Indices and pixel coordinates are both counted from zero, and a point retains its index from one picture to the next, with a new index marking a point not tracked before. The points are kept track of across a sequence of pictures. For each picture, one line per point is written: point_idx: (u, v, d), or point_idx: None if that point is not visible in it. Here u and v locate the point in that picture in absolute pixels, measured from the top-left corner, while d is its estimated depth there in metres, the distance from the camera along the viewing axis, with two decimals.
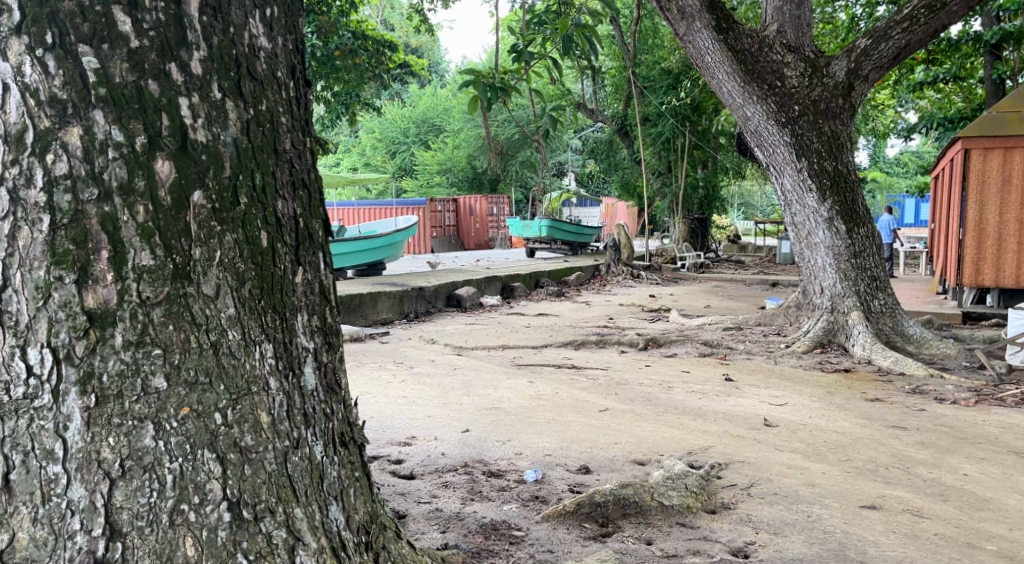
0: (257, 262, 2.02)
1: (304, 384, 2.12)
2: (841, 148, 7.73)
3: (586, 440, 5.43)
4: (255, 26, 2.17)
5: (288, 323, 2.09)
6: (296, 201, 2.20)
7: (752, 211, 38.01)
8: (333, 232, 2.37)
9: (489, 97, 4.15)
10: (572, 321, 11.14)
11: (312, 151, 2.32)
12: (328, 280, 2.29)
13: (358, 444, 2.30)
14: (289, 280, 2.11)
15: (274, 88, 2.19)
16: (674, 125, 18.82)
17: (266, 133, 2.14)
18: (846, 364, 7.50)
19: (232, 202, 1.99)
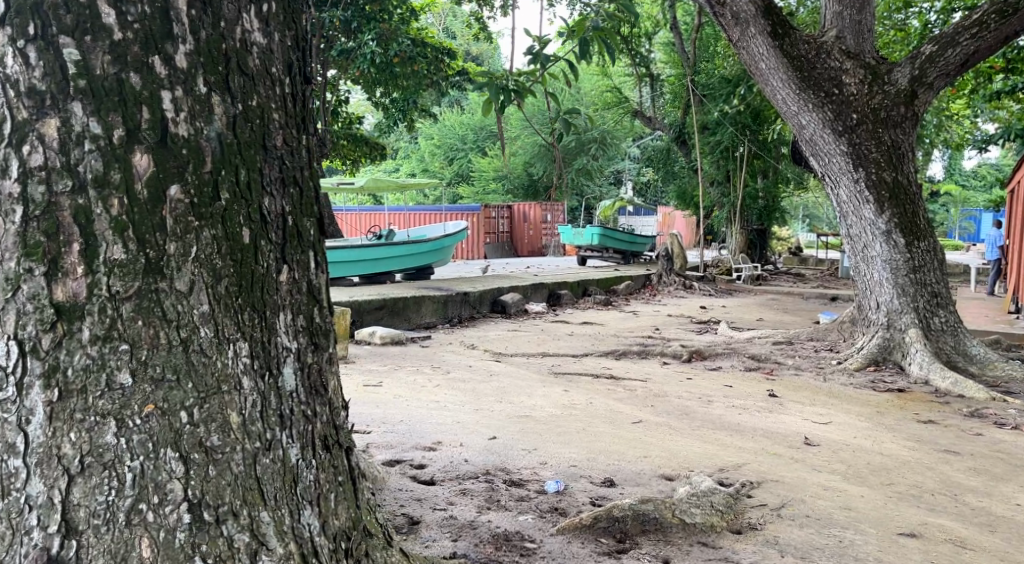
0: (236, 259, 2.05)
1: (283, 384, 2.15)
2: (901, 158, 7.52)
3: (615, 452, 5.34)
4: (249, 20, 2.14)
5: (268, 323, 2.11)
6: (286, 197, 2.17)
7: (818, 223, 37.33)
8: (329, 232, 2.34)
9: (504, 100, 4.03)
10: (617, 330, 11.03)
11: (308, 147, 2.29)
12: (320, 280, 2.27)
13: (344, 448, 2.31)
14: (272, 280, 2.12)
15: (267, 83, 2.16)
16: (734, 134, 18.48)
17: (258, 128, 2.12)
18: (901, 385, 7.27)
19: (211, 198, 2.02)
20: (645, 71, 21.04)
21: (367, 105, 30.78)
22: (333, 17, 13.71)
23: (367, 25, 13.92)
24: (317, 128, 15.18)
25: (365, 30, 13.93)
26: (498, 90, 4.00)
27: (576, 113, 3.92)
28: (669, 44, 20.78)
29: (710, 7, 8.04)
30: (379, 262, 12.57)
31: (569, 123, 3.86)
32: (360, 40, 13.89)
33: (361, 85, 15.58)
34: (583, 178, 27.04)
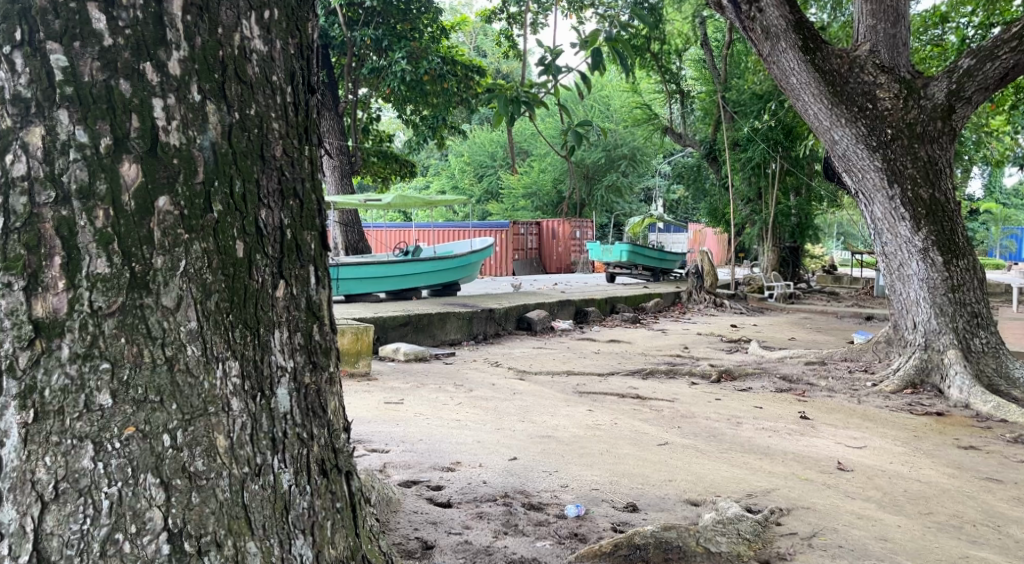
0: (228, 274, 2.07)
1: (276, 406, 2.17)
2: (939, 174, 7.31)
3: (640, 475, 5.20)
4: (248, 28, 2.14)
5: (261, 340, 2.13)
6: (285, 210, 2.17)
7: (853, 240, 36.97)
8: (330, 247, 2.34)
9: (515, 111, 4.14)
10: (645, 348, 10.86)
11: (311, 158, 2.28)
12: (322, 296, 2.29)
13: (342, 472, 2.34)
14: (266, 295, 2.14)
15: (267, 92, 2.16)
16: (765, 151, 18.11)
17: (257, 138, 2.13)
18: (940, 408, 7.07)
19: (203, 210, 2.04)
20: (675, 88, 20.95)
21: (397, 122, 30.91)
22: (364, 35, 13.84)
23: (398, 43, 14.01)
24: (347, 144, 15.19)
25: (395, 48, 13.99)
26: (508, 102, 4.09)
27: (587, 126, 3.89)
28: (699, 61, 20.69)
29: (739, 23, 8.01)
30: (404, 279, 12.50)
31: (580, 136, 3.89)
32: (390, 57, 13.95)
33: (392, 103, 15.62)
34: (612, 195, 26.91)
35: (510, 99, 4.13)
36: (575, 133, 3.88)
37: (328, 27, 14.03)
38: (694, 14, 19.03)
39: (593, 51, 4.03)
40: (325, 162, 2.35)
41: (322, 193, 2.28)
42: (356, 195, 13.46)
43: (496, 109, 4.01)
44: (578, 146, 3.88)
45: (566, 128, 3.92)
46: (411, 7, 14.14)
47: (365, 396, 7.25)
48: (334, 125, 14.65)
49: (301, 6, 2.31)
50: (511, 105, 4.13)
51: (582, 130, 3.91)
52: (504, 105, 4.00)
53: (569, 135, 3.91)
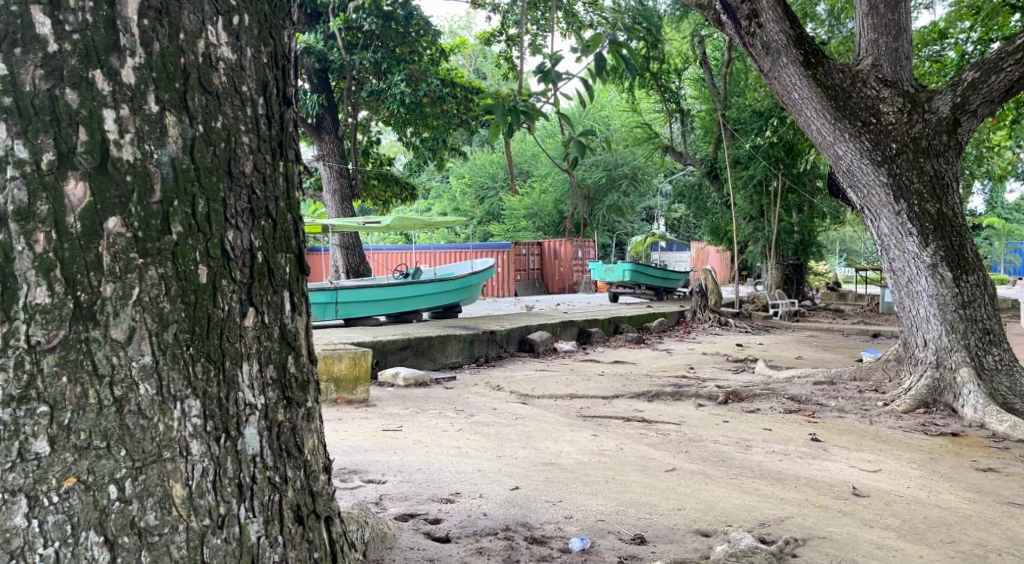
0: (189, 302, 2.12)
1: (243, 448, 2.22)
2: (945, 189, 7.16)
3: (647, 504, 4.99)
4: (213, 33, 2.18)
5: (227, 373, 2.19)
6: (255, 231, 2.22)
7: (856, 257, 36.81)
8: (308, 269, 2.39)
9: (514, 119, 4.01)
10: (649, 369, 10.65)
11: (287, 174, 2.32)
12: (297, 324, 2.35)
13: (317, 517, 2.40)
14: (233, 324, 2.19)
15: (235, 103, 2.21)
16: (767, 167, 18.11)
17: (223, 152, 2.18)
18: (954, 428, 6.86)
19: (160, 231, 2.08)
20: (674, 107, 20.87)
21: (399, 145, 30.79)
22: (362, 59, 13.71)
23: (397, 66, 13.90)
24: (346, 167, 15.01)
25: (394, 71, 13.88)
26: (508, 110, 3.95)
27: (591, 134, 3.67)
28: (699, 80, 20.61)
29: (739, 39, 7.79)
30: (406, 301, 12.31)
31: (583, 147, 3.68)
32: (389, 80, 13.83)
33: (392, 126, 15.45)
34: (613, 214, 26.76)
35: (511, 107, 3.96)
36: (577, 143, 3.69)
37: (327, 50, 13.85)
38: (693, 32, 18.98)
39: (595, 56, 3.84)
40: (301, 178, 2.38)
41: (297, 212, 2.33)
42: (356, 218, 13.31)
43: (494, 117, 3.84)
44: (580, 157, 3.68)
45: (568, 138, 3.74)
46: (410, 30, 14.07)
47: (363, 423, 7.04)
48: (334, 149, 14.85)
49: (275, 8, 2.33)
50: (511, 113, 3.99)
51: (584, 139, 3.72)
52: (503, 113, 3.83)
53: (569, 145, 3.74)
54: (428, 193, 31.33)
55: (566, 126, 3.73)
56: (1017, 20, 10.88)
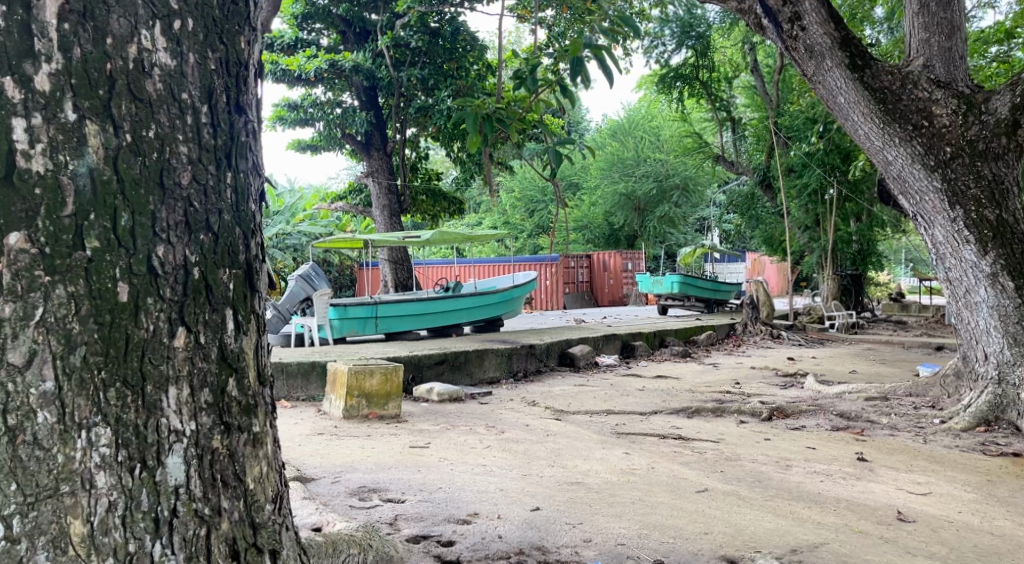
0: (104, 327, 2.34)
1: (165, 477, 2.45)
2: (1005, 195, 6.90)
3: (673, 527, 4.80)
4: (148, 38, 2.43)
5: (150, 401, 2.41)
6: (193, 245, 2.47)
7: (919, 267, 35.98)
8: (255, 274, 2.64)
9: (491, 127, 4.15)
10: (693, 385, 10.38)
11: (235, 182, 2.59)
12: (238, 345, 2.59)
13: (255, 549, 2.65)
14: (159, 344, 2.42)
15: (170, 109, 2.45)
16: (822, 176, 17.69)
17: (154, 162, 2.42)
18: (1015, 448, 6.54)
19: (70, 247, 2.29)
20: (726, 116, 20.50)
21: (449, 160, 30.79)
22: (410, 75, 13.74)
23: (444, 82, 13.88)
24: (395, 183, 15.10)
25: (442, 87, 13.84)
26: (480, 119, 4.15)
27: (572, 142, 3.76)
28: (750, 87, 20.29)
29: (782, 44, 7.69)
30: (447, 315, 12.21)
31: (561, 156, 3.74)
32: (437, 97, 13.77)
33: (439, 141, 15.37)
34: (665, 225, 26.46)
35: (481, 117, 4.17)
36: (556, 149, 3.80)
37: (374, 68, 13.78)
38: (743, 40, 18.62)
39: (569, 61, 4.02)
40: (242, 193, 2.61)
41: (237, 227, 2.57)
42: (396, 232, 13.27)
43: (468, 130, 4.03)
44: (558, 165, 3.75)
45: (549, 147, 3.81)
46: (458, 46, 14.23)
47: (391, 439, 6.93)
48: (382, 165, 14.97)
49: (221, 14, 2.58)
50: (484, 123, 4.20)
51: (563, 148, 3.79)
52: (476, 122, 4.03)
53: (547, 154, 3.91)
54: (478, 207, 31.23)
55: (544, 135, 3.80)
56: None
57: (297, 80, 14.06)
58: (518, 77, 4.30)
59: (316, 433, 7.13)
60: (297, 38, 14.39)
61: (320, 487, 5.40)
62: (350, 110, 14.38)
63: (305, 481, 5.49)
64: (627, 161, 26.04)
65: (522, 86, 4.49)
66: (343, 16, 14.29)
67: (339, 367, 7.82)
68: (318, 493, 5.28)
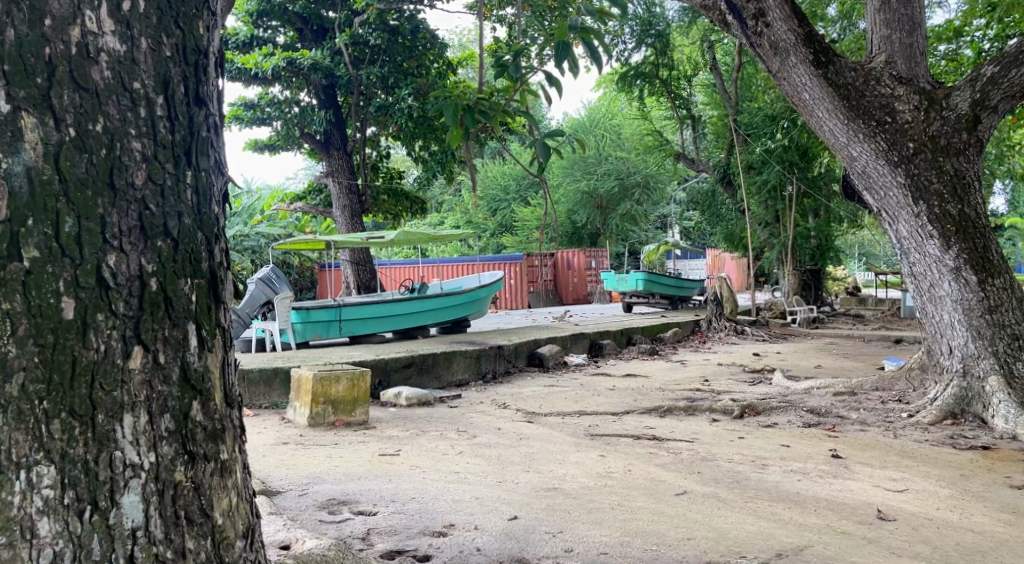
0: (46, 354, 2.22)
1: (121, 514, 2.33)
2: (967, 189, 6.93)
3: (655, 533, 4.68)
4: (93, 20, 2.29)
5: (102, 432, 2.29)
6: (149, 254, 2.33)
7: (874, 260, 36.45)
8: (219, 284, 2.50)
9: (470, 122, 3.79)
10: (663, 383, 10.30)
11: (196, 181, 2.44)
12: (202, 364, 2.45)
13: None
14: (110, 366, 2.29)
15: (119, 99, 2.31)
16: (781, 173, 17.81)
17: (102, 160, 2.29)
18: (984, 441, 6.51)
19: (7, 262, 2.18)
20: (685, 114, 20.50)
21: (409, 160, 30.52)
22: (369, 74, 13.49)
23: (405, 80, 13.69)
24: (356, 183, 14.89)
25: (402, 85, 13.63)
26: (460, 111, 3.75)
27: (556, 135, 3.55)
28: (710, 85, 20.29)
29: (746, 41, 7.58)
30: (412, 316, 12.00)
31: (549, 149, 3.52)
32: (397, 95, 13.55)
33: (400, 140, 15.11)
34: (627, 223, 26.45)
35: (460, 108, 3.77)
36: (542, 143, 3.53)
37: (333, 66, 13.51)
38: (703, 38, 18.65)
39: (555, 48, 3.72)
40: (202, 195, 2.45)
41: (198, 235, 2.42)
42: (359, 233, 13.05)
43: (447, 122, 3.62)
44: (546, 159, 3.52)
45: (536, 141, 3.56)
46: (417, 44, 14.03)
47: (360, 447, 6.74)
48: (343, 165, 14.71)
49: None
50: (464, 115, 3.83)
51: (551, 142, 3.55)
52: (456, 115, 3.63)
53: (535, 147, 3.58)
54: (440, 206, 30.99)
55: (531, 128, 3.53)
56: None
57: (253, 79, 13.78)
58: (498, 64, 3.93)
59: (281, 443, 6.91)
60: (252, 36, 14.10)
61: (288, 501, 5.20)
62: (308, 109, 14.14)
63: (271, 495, 5.29)
64: (588, 159, 26.01)
65: (502, 75, 4.11)
66: (299, 13, 14.02)
67: (304, 374, 7.60)
68: (286, 507, 5.08)
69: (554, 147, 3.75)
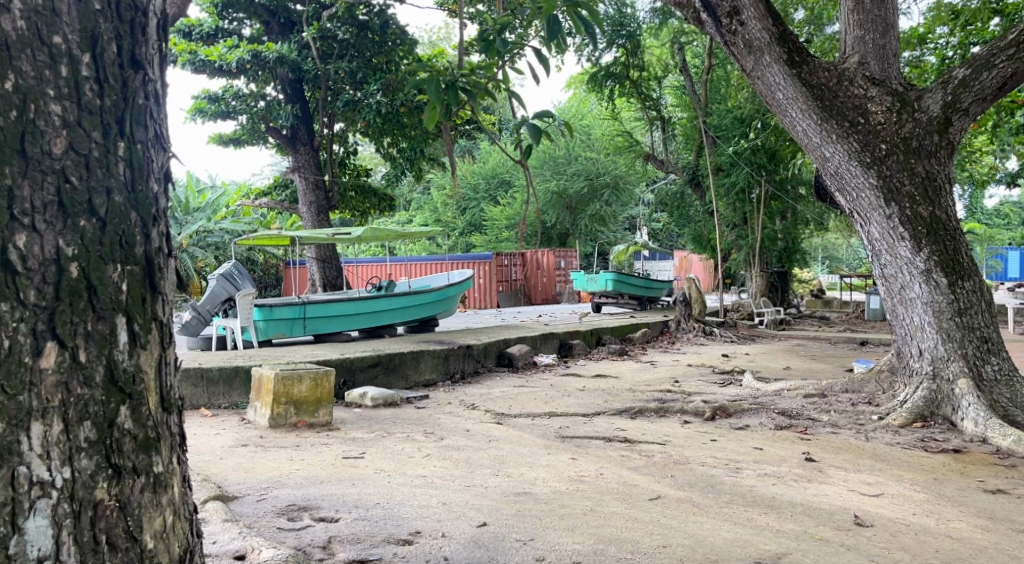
0: None
1: (26, 536, 2.20)
2: (938, 192, 6.82)
3: (630, 540, 4.49)
4: None
5: (6, 445, 2.17)
6: (66, 239, 2.22)
7: (838, 263, 36.65)
8: (149, 273, 2.37)
9: (450, 99, 3.44)
10: (632, 384, 10.15)
11: (127, 151, 2.34)
12: (128, 364, 2.33)
13: None
14: (18, 365, 2.18)
15: (32, 54, 2.20)
16: (750, 175, 17.75)
17: (14, 122, 2.17)
18: (955, 444, 6.41)
19: None
20: (655, 115, 20.36)
21: (378, 157, 30.22)
22: (338, 68, 13.20)
23: (373, 76, 13.46)
24: (324, 179, 14.67)
25: (371, 81, 13.39)
26: (443, 88, 3.41)
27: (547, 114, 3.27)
28: (680, 88, 20.19)
29: (720, 38, 7.44)
30: (379, 315, 11.77)
31: (539, 128, 3.24)
32: (365, 91, 13.31)
33: (369, 136, 14.82)
34: (596, 223, 26.33)
35: (443, 84, 3.44)
36: (531, 123, 3.25)
37: (300, 60, 13.20)
38: (673, 40, 18.55)
39: (548, 20, 3.43)
40: (128, 171, 2.33)
41: (126, 220, 2.31)
42: (325, 229, 12.77)
43: (429, 99, 3.30)
44: (536, 141, 3.25)
45: (522, 120, 3.29)
46: (387, 40, 13.80)
47: (323, 450, 6.51)
48: (310, 161, 14.44)
49: None
50: (447, 91, 3.47)
51: (540, 120, 3.28)
52: (439, 93, 3.32)
53: (522, 128, 3.29)
54: (408, 205, 30.69)
55: (519, 106, 3.25)
56: (997, 23, 10.58)
57: (218, 71, 13.47)
58: (483, 37, 3.63)
59: (240, 445, 6.66)
60: (218, 27, 13.90)
61: (244, 507, 4.96)
62: (274, 103, 13.85)
63: (227, 500, 5.04)
64: (558, 158, 25.89)
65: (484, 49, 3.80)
66: (267, 6, 13.71)
67: (265, 373, 7.34)
68: (242, 514, 4.84)
69: (543, 129, 3.47)
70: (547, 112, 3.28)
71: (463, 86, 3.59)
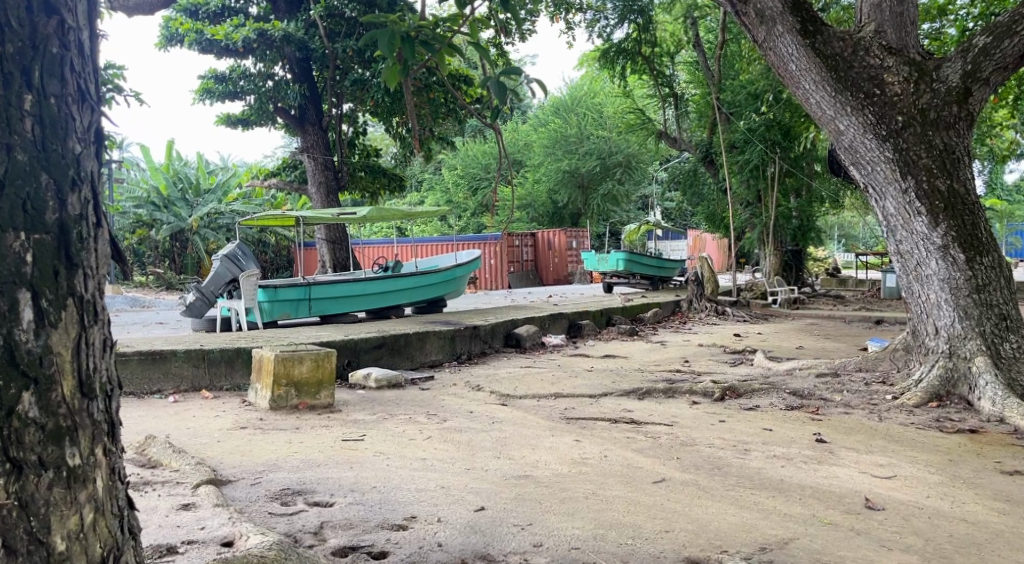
0: None
1: None
2: (956, 164, 6.61)
3: (631, 525, 4.34)
4: None
5: None
6: None
7: (855, 240, 36.24)
8: (57, 253, 2.37)
9: (408, 51, 3.22)
10: (642, 364, 9.99)
11: (28, 100, 2.34)
12: (35, 348, 2.34)
13: None
14: None
15: None
16: (764, 151, 17.29)
17: None
18: (971, 424, 6.22)
19: None
20: (668, 91, 20.05)
21: (388, 137, 29.99)
22: (346, 47, 12.95)
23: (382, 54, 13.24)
24: (332, 159, 14.54)
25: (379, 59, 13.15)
26: (399, 40, 3.18)
27: (514, 70, 3.13)
28: (692, 63, 19.86)
29: (732, 7, 7.26)
30: (386, 295, 11.64)
31: (505, 83, 3.12)
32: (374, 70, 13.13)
33: (378, 116, 14.62)
34: (608, 203, 26.06)
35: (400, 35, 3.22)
36: (497, 81, 3.11)
37: (307, 38, 12.99)
38: (686, 14, 18.21)
39: None
40: (30, 133, 2.33)
41: (24, 195, 2.31)
42: (330, 208, 12.60)
43: (385, 52, 3.10)
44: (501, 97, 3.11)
45: (489, 76, 3.14)
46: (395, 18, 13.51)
47: (323, 432, 6.38)
48: (318, 141, 14.31)
49: None
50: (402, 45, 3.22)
51: (506, 77, 3.16)
52: (394, 45, 3.10)
53: (489, 87, 3.16)
54: (419, 185, 30.50)
55: (486, 59, 3.10)
56: None
57: (225, 50, 13.25)
58: None
59: (239, 428, 6.54)
60: (224, 7, 13.76)
61: (238, 491, 4.84)
62: (282, 82, 13.63)
63: (220, 484, 4.93)
64: (569, 136, 25.60)
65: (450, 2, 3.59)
66: None
67: (266, 354, 7.22)
68: (235, 498, 4.72)
69: (511, 87, 3.31)
70: (515, 68, 3.15)
71: (425, 39, 3.38)
